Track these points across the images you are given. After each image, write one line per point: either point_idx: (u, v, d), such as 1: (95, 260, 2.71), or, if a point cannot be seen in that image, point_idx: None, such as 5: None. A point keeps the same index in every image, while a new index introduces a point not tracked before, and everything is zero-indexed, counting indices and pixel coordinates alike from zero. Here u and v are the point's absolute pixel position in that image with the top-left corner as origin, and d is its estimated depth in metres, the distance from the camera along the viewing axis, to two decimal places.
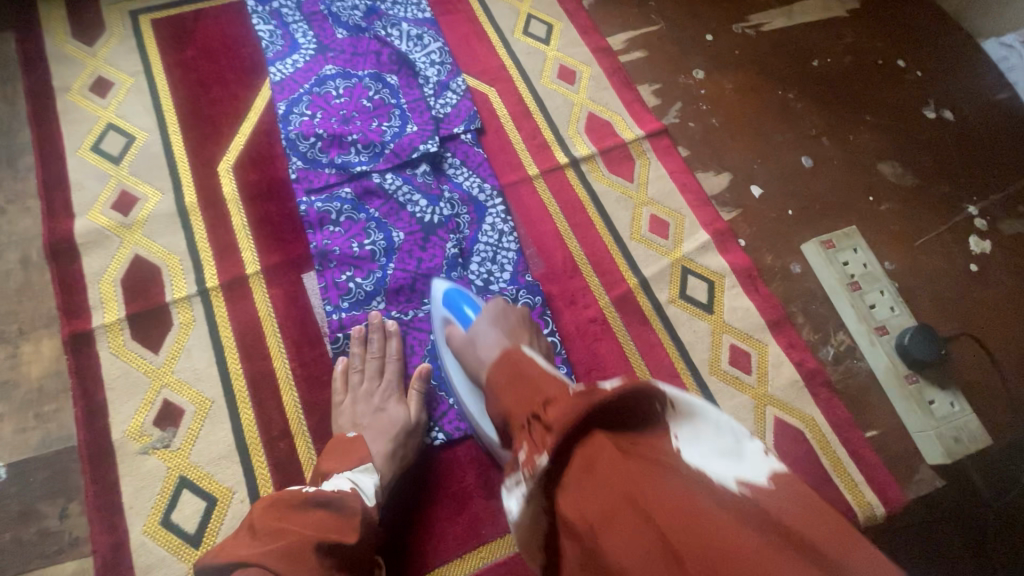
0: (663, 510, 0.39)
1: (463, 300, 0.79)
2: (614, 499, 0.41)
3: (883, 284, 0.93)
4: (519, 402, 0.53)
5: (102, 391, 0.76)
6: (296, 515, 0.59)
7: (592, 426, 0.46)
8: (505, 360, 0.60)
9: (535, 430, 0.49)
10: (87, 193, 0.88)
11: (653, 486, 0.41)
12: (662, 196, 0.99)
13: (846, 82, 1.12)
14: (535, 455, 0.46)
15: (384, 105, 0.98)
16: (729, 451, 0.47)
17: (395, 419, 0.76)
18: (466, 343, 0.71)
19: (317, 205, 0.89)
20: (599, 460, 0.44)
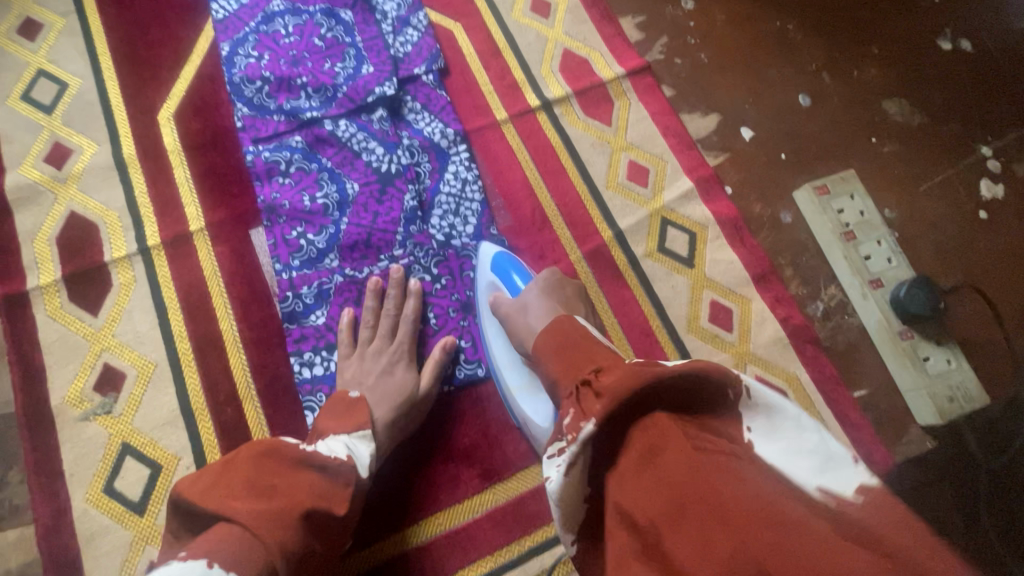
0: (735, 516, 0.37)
1: (514, 268, 0.76)
2: (680, 501, 0.39)
3: (881, 233, 0.85)
4: (568, 370, 0.53)
5: (39, 356, 0.72)
6: (288, 473, 0.53)
7: (654, 404, 0.44)
8: (559, 329, 0.57)
9: (585, 396, 0.47)
10: (18, 146, 0.82)
11: (728, 488, 0.39)
12: (642, 140, 0.90)
13: (852, 10, 1.01)
14: (580, 421, 0.45)
15: (338, 44, 0.90)
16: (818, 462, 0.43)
17: (401, 384, 0.71)
18: (515, 311, 0.69)
19: (264, 155, 0.83)
20: (661, 451, 0.42)
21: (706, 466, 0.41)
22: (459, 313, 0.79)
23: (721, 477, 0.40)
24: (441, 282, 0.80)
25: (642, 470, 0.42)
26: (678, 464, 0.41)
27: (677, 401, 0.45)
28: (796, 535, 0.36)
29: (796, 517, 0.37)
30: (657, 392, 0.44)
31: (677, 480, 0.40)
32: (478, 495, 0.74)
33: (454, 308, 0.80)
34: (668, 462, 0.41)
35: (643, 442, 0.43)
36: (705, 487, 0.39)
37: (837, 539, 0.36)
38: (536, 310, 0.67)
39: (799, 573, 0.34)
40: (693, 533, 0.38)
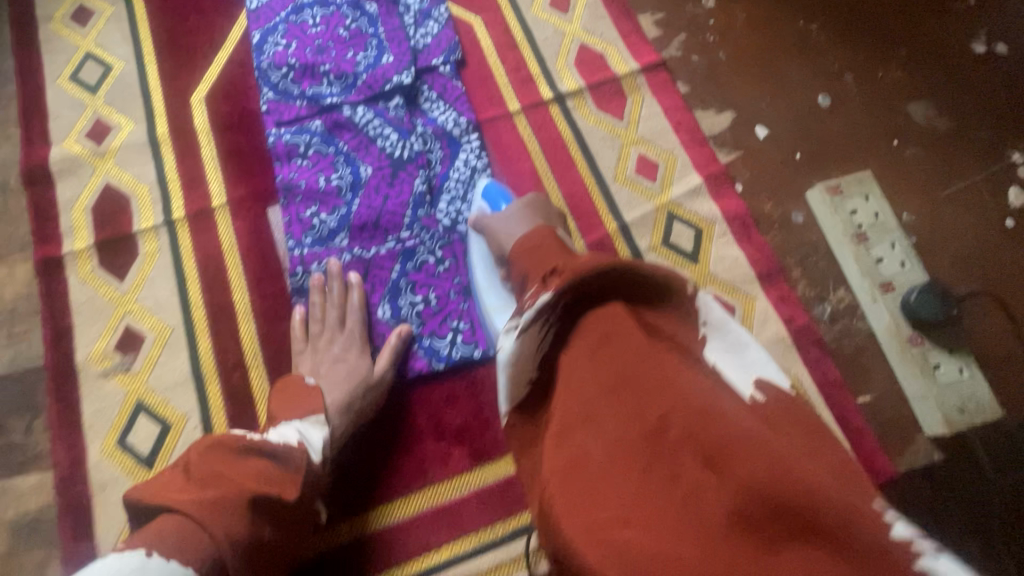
0: (671, 400, 0.44)
1: (502, 198, 0.80)
2: (619, 380, 0.47)
3: (895, 235, 0.83)
4: (536, 264, 0.60)
5: (69, 315, 0.78)
6: (235, 462, 0.55)
7: (611, 293, 0.51)
8: (537, 235, 0.64)
9: (551, 280, 0.53)
10: (64, 122, 0.88)
11: (667, 370, 0.46)
12: (653, 134, 0.91)
13: (880, 12, 0.99)
14: (541, 292, 0.52)
15: (361, 35, 0.93)
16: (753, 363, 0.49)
17: (356, 368, 0.74)
18: (499, 226, 0.72)
19: (285, 137, 0.87)
20: (614, 338, 0.48)
21: (664, 365, 0.46)
22: (460, 296, 0.81)
23: (679, 377, 0.46)
24: (444, 264, 0.82)
25: (595, 369, 0.48)
26: (635, 361, 0.47)
27: (632, 292, 0.51)
28: (717, 415, 0.43)
29: (725, 408, 0.44)
30: (620, 274, 0.50)
31: (633, 374, 0.47)
32: (466, 473, 0.75)
33: (456, 291, 0.81)
34: (627, 348, 0.48)
35: (601, 334, 0.49)
36: (656, 386, 0.45)
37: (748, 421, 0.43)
38: (512, 225, 0.70)
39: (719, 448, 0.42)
40: (627, 416, 0.46)
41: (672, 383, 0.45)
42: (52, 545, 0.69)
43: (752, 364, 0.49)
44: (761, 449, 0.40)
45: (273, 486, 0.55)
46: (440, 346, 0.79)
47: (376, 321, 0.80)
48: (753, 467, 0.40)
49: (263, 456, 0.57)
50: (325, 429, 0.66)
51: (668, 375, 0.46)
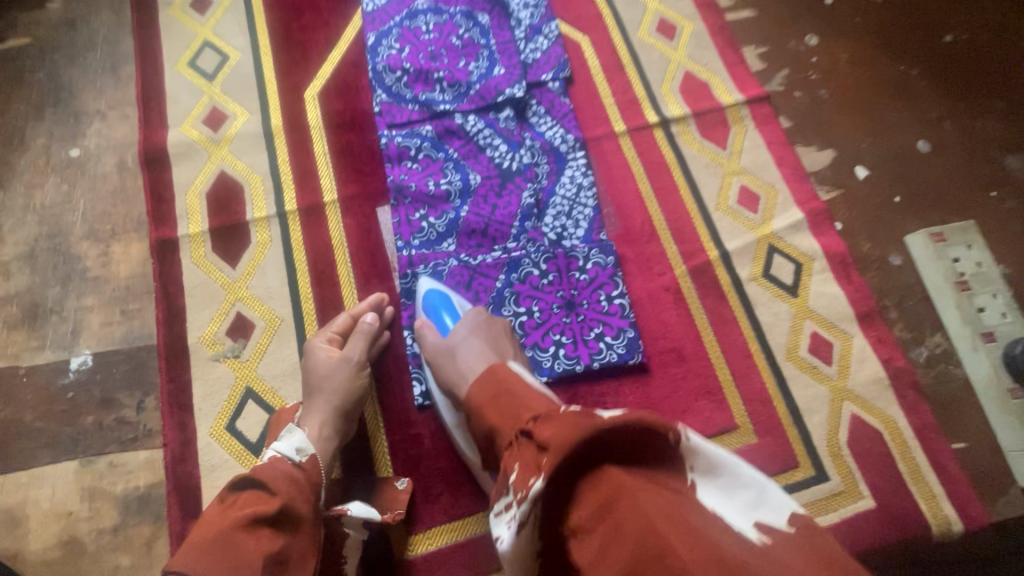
0: (684, 555, 0.39)
1: (445, 306, 0.75)
2: (633, 556, 0.41)
3: (997, 287, 0.84)
4: (507, 419, 0.53)
5: (182, 297, 0.79)
6: (227, 503, 0.55)
7: (604, 460, 0.46)
8: (492, 372, 0.59)
9: (523, 445, 0.49)
10: (181, 107, 0.90)
11: (668, 529, 0.41)
12: (755, 166, 0.92)
13: (981, 62, 1.00)
14: (529, 478, 0.46)
15: (473, 45, 0.95)
16: (744, 501, 0.47)
17: (328, 370, 0.71)
18: (444, 353, 0.68)
19: (397, 140, 0.89)
20: (617, 503, 0.43)
21: (658, 521, 0.41)
22: (563, 310, 0.81)
23: (669, 524, 0.41)
24: (548, 277, 0.82)
25: (602, 545, 0.43)
26: (629, 533, 0.42)
27: (620, 455, 0.46)
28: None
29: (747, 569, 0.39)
30: (598, 444, 0.45)
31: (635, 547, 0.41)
32: None
33: (559, 304, 0.82)
34: (621, 517, 0.42)
35: (590, 505, 0.44)
36: (658, 556, 0.40)
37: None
38: (466, 351, 0.66)
39: None
40: None
41: (674, 543, 0.40)
42: (159, 524, 0.70)
43: (746, 504, 0.47)
44: None
45: (266, 504, 0.55)
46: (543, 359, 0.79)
47: None
48: None
49: (250, 485, 0.57)
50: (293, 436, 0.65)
51: (678, 531, 0.41)
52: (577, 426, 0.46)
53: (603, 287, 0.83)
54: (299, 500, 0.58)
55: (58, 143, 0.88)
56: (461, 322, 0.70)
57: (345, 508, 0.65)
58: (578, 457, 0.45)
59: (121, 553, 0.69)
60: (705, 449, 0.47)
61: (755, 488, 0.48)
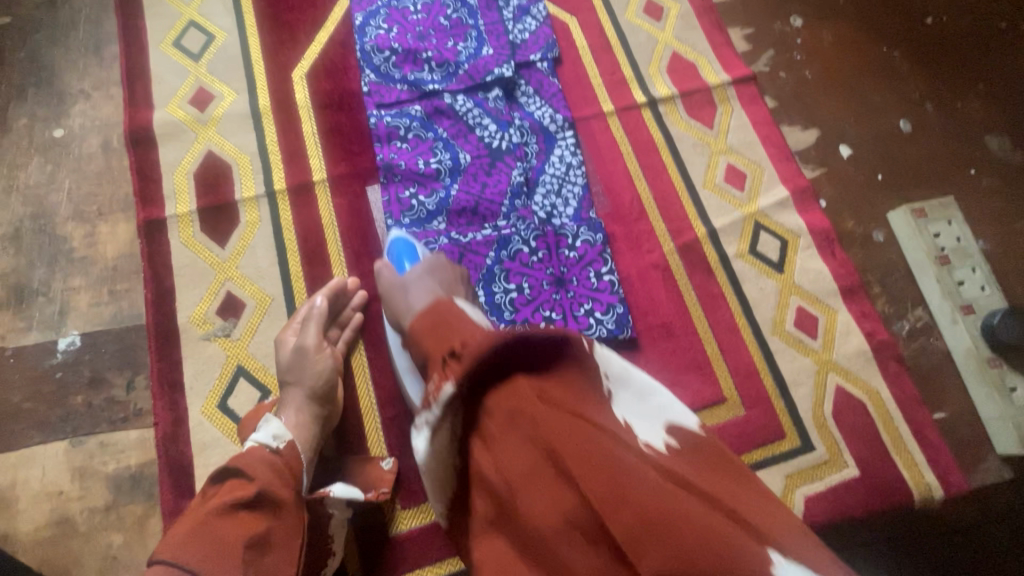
0: (575, 458, 0.44)
1: (407, 254, 0.78)
2: (534, 456, 0.47)
3: (975, 261, 0.85)
4: (439, 343, 0.56)
5: (171, 277, 0.79)
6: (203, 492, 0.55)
7: (512, 366, 0.49)
8: (436, 307, 0.60)
9: (449, 366, 0.51)
10: (166, 87, 0.89)
11: (569, 436, 0.45)
12: (741, 145, 0.93)
13: (960, 45, 1.02)
14: (443, 383, 0.51)
15: (461, 25, 0.95)
16: (654, 408, 0.55)
17: (289, 359, 0.71)
18: (397, 288, 0.72)
19: (387, 120, 0.89)
20: (521, 412, 0.48)
21: (559, 438, 0.45)
22: (554, 286, 0.82)
23: (567, 434, 0.45)
24: (538, 254, 0.83)
25: (511, 447, 0.48)
26: (531, 443, 0.47)
27: (524, 360, 0.49)
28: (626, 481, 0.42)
29: (631, 465, 0.44)
30: (509, 356, 0.49)
31: (539, 456, 0.46)
32: None
33: (549, 281, 0.82)
34: (526, 427, 0.47)
35: (502, 417, 0.49)
36: (553, 458, 0.45)
37: (654, 480, 0.43)
38: (416, 288, 0.69)
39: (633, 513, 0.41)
40: (546, 491, 0.46)
41: (569, 446, 0.44)
42: (152, 502, 0.70)
43: (656, 414, 0.54)
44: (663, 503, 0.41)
45: (243, 491, 0.54)
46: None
47: None
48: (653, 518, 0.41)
49: (230, 473, 0.56)
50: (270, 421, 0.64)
51: (570, 438, 0.45)
52: (491, 340, 0.48)
53: (593, 264, 0.84)
54: (277, 485, 0.58)
55: (41, 123, 0.86)
56: (416, 266, 0.73)
57: (326, 491, 0.65)
58: (488, 370, 0.49)
59: (114, 531, 0.69)
60: (618, 362, 0.56)
61: (659, 397, 0.56)
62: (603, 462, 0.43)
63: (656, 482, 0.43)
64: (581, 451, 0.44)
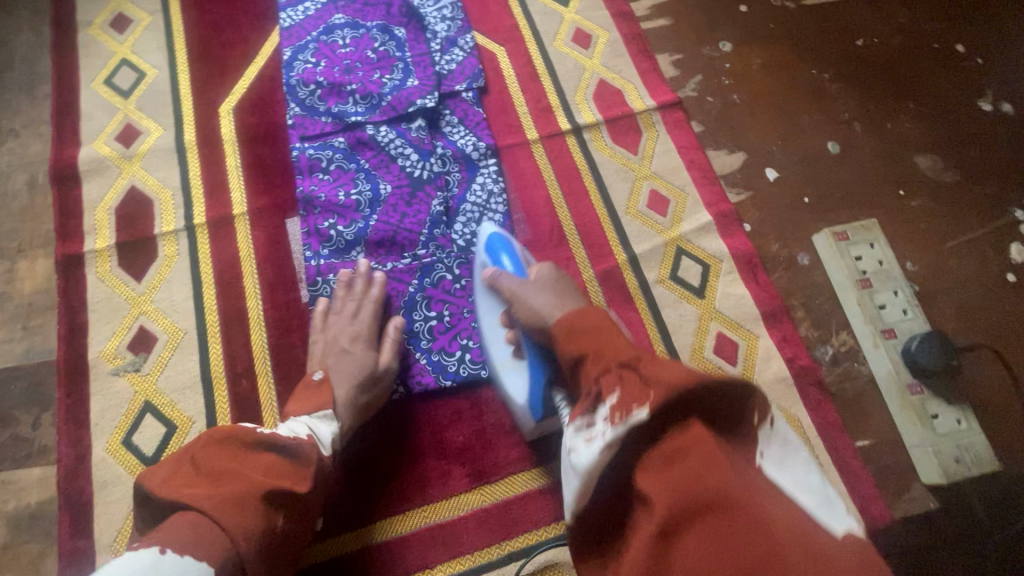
0: (755, 523, 0.42)
1: (504, 249, 0.79)
2: (701, 503, 0.43)
3: (898, 284, 0.84)
4: (596, 349, 0.57)
5: (85, 312, 0.79)
6: (244, 458, 0.57)
7: (696, 411, 0.47)
8: (578, 312, 0.63)
9: (623, 380, 0.51)
10: (94, 124, 0.91)
11: (736, 486, 0.43)
12: (665, 170, 0.93)
13: (890, 65, 1.03)
14: (631, 407, 0.48)
15: (388, 58, 0.97)
16: (820, 494, 0.48)
17: (339, 360, 0.74)
18: (517, 293, 0.72)
19: (309, 152, 0.90)
20: (694, 451, 0.45)
21: (734, 482, 0.44)
22: (473, 315, 0.82)
23: (740, 492, 0.43)
24: (461, 282, 0.84)
25: (674, 483, 0.45)
26: (705, 481, 0.44)
27: (705, 410, 0.48)
28: (813, 554, 0.41)
29: (813, 543, 0.41)
30: (701, 399, 0.47)
31: (715, 502, 0.43)
32: (464, 493, 0.75)
33: (470, 309, 0.83)
34: (697, 468, 0.44)
35: (670, 483, 0.45)
36: (734, 510, 0.42)
37: (833, 556, 0.41)
38: (540, 296, 0.70)
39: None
40: (713, 539, 0.42)
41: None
42: (49, 541, 0.69)
43: (819, 503, 0.47)
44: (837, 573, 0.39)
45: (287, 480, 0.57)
46: (449, 363, 0.80)
47: None
48: None
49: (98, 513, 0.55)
50: (334, 424, 0.67)
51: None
52: (694, 378, 0.47)
53: None
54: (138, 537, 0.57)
55: None
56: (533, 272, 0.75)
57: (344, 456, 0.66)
58: (678, 404, 0.47)
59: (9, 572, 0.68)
60: (792, 434, 0.50)
61: (829, 496, 0.48)
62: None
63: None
64: None
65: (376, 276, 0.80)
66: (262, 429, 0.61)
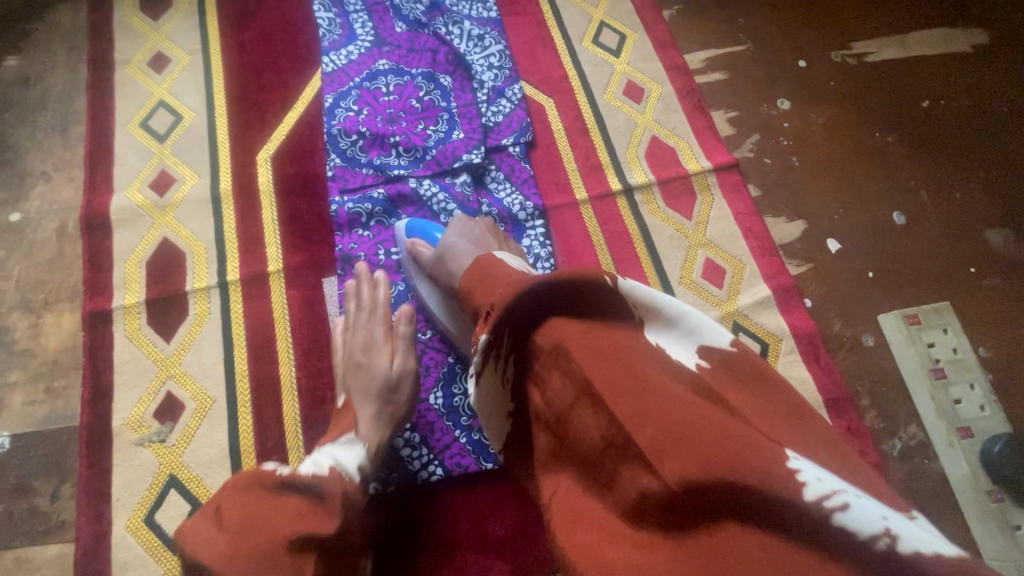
0: (618, 382, 0.42)
1: (433, 227, 0.80)
2: (574, 388, 0.45)
3: (975, 376, 0.79)
4: (480, 289, 0.53)
5: (111, 374, 0.75)
6: (268, 501, 0.53)
7: (547, 311, 0.47)
8: (476, 263, 0.58)
9: (488, 317, 0.49)
10: (128, 170, 0.88)
11: (624, 346, 0.45)
12: (722, 238, 0.88)
13: (959, 129, 0.97)
14: (479, 334, 0.49)
15: (433, 108, 0.93)
16: (686, 333, 0.47)
17: (362, 349, 0.71)
18: (437, 259, 0.70)
19: (348, 206, 0.86)
20: (564, 339, 0.46)
21: (586, 359, 0.44)
22: None
23: (616, 348, 0.44)
24: None
25: (558, 369, 0.46)
26: (577, 363, 0.45)
27: (566, 305, 0.47)
28: (663, 402, 0.41)
29: (671, 391, 0.42)
30: (546, 301, 0.47)
31: (590, 373, 0.44)
32: None
33: None
34: (569, 359, 0.45)
35: (559, 377, 0.46)
36: (607, 388, 0.43)
37: (686, 398, 0.41)
38: (455, 249, 0.67)
39: (668, 431, 0.39)
40: (589, 415, 0.44)
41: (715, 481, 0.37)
42: None
43: (690, 344, 0.47)
44: (695, 425, 0.39)
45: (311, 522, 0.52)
46: (460, 405, 0.76)
47: (426, 408, 0.75)
48: (699, 459, 0.38)
49: None
50: (359, 448, 0.62)
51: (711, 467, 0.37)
52: (524, 285, 0.47)
53: None
54: None
55: None
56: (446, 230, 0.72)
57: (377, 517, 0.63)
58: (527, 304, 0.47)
59: None
60: (639, 288, 0.46)
61: (701, 322, 0.47)
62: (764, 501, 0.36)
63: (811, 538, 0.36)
64: (694, 432, 0.39)
65: (377, 277, 0.77)
66: (282, 469, 0.57)
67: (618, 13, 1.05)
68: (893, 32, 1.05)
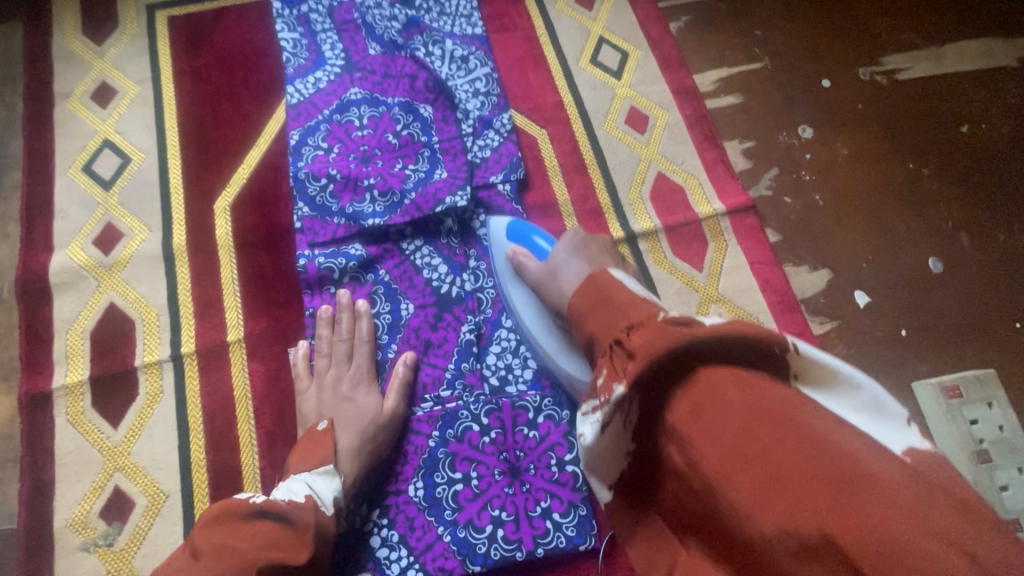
0: (800, 463, 0.33)
1: (531, 231, 0.73)
2: (724, 455, 0.36)
3: (1023, 458, 0.72)
4: (604, 326, 0.47)
5: (51, 467, 0.67)
6: (237, 529, 0.50)
7: (700, 365, 0.39)
8: (592, 284, 0.51)
9: (618, 358, 0.42)
10: (69, 223, 0.78)
11: (796, 411, 0.36)
12: (736, 292, 0.79)
13: (1002, 157, 0.87)
14: (613, 382, 0.41)
15: (412, 143, 0.83)
16: (867, 408, 0.39)
17: (348, 393, 0.69)
18: (545, 276, 0.64)
19: (319, 261, 0.76)
20: (713, 397, 0.37)
21: (753, 422, 0.35)
22: (506, 477, 0.68)
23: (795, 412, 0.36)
24: (490, 434, 0.70)
25: (714, 438, 0.36)
26: (730, 423, 0.36)
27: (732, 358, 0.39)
28: (874, 497, 0.31)
29: (881, 476, 0.32)
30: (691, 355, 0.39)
31: (755, 437, 0.35)
32: None
33: (500, 471, 0.68)
34: (723, 413, 0.36)
35: (704, 441, 0.37)
36: (776, 466, 0.33)
37: (902, 488, 0.32)
38: (567, 270, 0.61)
39: (875, 540, 0.29)
40: (751, 493, 0.34)
41: (770, 455, 0.34)
42: None
43: (870, 417, 0.39)
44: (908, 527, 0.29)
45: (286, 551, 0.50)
46: (439, 486, 0.68)
47: (406, 501, 0.67)
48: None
49: None
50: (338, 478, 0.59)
51: (763, 425, 0.35)
52: (673, 339, 0.40)
53: (554, 448, 0.70)
54: None
55: None
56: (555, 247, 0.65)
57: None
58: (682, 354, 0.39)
59: None
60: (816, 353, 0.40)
61: (884, 403, 0.39)
62: (841, 468, 0.32)
63: (903, 488, 0.31)
64: (907, 542, 0.29)
65: (359, 308, 0.73)
66: (257, 497, 0.53)
67: (618, 26, 0.93)
68: (929, 43, 0.93)
